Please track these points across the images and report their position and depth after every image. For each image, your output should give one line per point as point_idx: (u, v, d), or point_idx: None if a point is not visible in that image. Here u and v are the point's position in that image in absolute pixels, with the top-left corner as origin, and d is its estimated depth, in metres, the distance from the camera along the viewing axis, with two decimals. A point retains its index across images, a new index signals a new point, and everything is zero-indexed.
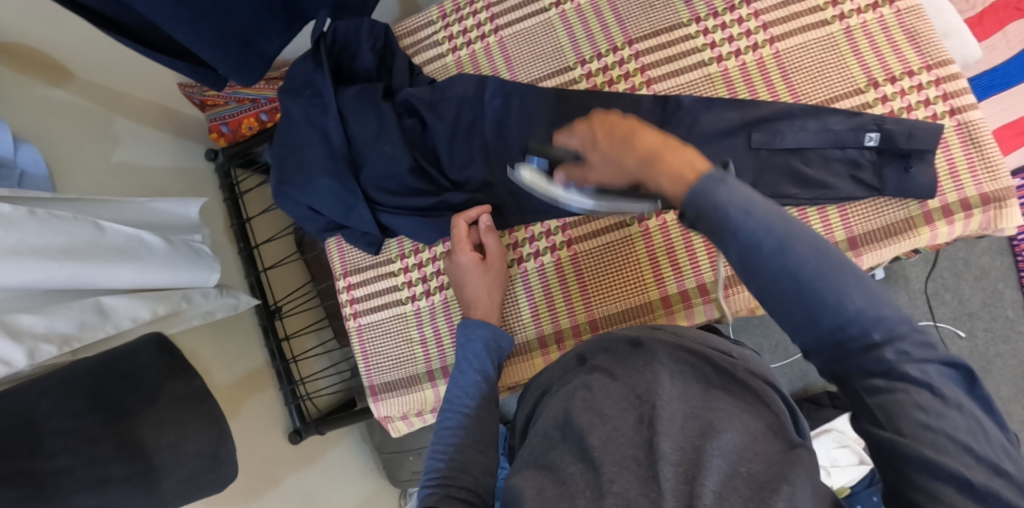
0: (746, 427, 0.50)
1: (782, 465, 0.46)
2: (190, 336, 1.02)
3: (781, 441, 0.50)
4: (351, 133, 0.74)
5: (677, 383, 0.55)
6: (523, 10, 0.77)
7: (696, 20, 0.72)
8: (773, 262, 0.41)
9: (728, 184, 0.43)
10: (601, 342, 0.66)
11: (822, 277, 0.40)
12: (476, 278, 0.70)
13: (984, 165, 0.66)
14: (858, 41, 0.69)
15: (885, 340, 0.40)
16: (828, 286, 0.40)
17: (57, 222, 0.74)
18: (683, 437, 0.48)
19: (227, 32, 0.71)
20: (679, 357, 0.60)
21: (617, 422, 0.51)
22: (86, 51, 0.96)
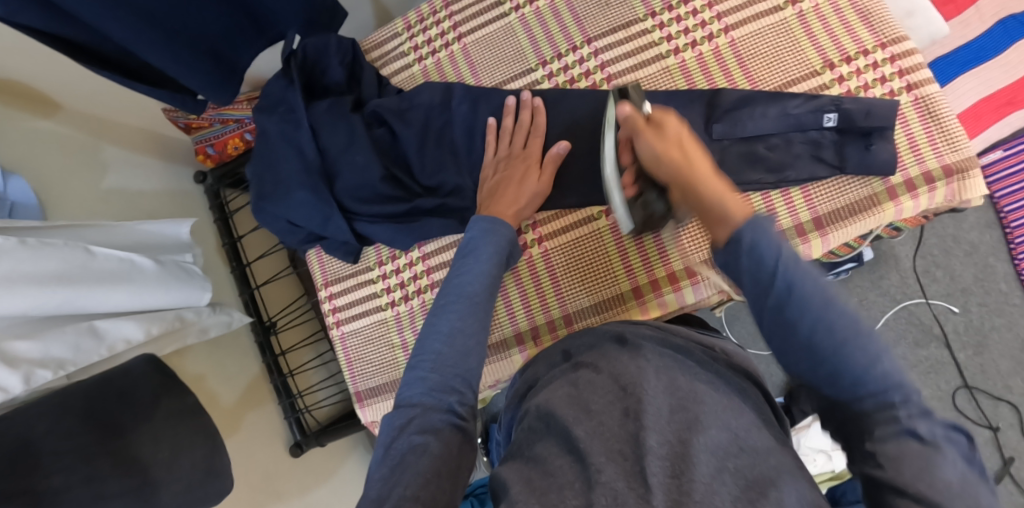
0: (729, 427, 0.50)
1: (761, 458, 0.47)
2: (197, 361, 1.05)
3: (758, 430, 0.51)
4: (323, 146, 0.75)
5: (663, 376, 0.54)
6: (484, 16, 0.79)
7: (651, 15, 0.73)
8: (810, 318, 0.42)
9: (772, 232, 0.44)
10: (591, 338, 0.65)
11: (852, 334, 0.41)
12: (513, 171, 0.68)
13: (944, 137, 0.67)
14: (811, 25, 0.71)
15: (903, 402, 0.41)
16: (856, 351, 0.41)
17: (48, 249, 0.76)
18: (670, 430, 0.48)
19: (201, 55, 0.74)
20: (663, 352, 0.60)
21: (601, 416, 0.51)
22: (72, 82, 0.99)
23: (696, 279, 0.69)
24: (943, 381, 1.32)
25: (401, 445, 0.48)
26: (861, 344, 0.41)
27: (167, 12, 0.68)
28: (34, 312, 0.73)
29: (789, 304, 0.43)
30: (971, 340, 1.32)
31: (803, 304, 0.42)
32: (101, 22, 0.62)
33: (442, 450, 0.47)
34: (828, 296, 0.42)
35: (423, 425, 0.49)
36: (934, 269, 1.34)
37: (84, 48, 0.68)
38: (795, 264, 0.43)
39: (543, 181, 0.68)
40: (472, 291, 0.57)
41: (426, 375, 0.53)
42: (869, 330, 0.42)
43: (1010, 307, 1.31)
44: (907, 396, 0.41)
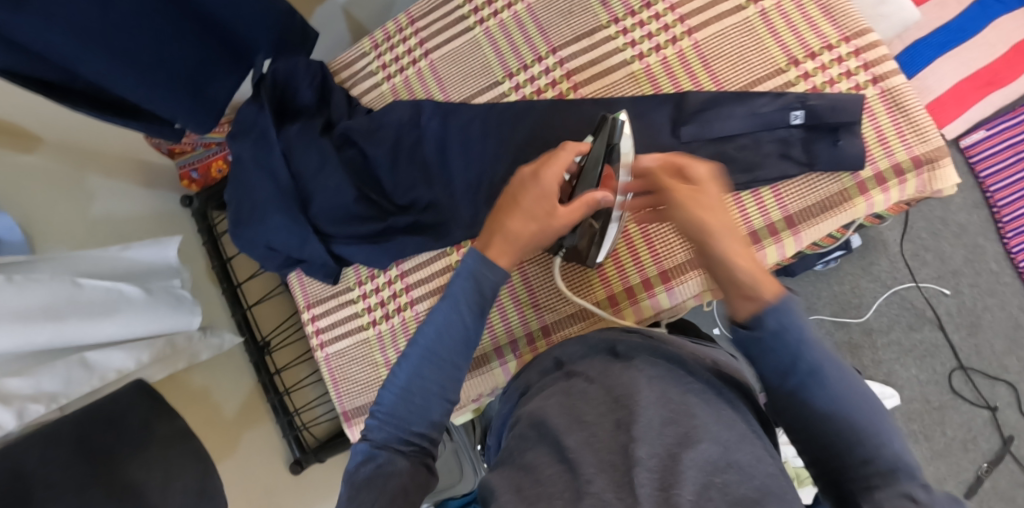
0: (720, 436, 0.49)
1: (735, 443, 0.49)
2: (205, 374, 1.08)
3: (742, 435, 0.51)
4: (295, 170, 0.76)
5: (654, 387, 0.55)
6: (449, 31, 0.79)
7: (614, 21, 0.73)
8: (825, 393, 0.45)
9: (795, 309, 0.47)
10: (583, 348, 0.66)
11: (856, 406, 0.45)
12: (528, 203, 0.60)
13: (912, 128, 0.67)
14: (774, 22, 0.71)
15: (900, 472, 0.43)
16: (865, 422, 0.45)
17: (35, 284, 0.76)
18: (660, 444, 0.48)
19: (178, 87, 0.73)
20: (659, 363, 0.60)
21: (594, 428, 0.52)
22: (52, 113, 0.97)
23: (670, 285, 0.70)
24: (939, 363, 1.31)
25: (368, 464, 0.53)
26: (872, 426, 0.45)
27: (139, 46, 0.68)
28: (24, 347, 0.73)
29: (807, 388, 0.46)
30: (964, 321, 1.32)
31: (822, 387, 0.46)
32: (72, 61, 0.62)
33: (407, 474, 0.52)
34: (840, 384, 0.46)
35: (387, 444, 0.55)
36: (923, 252, 1.34)
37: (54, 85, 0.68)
38: (813, 352, 0.46)
39: (569, 216, 0.60)
40: (453, 315, 0.57)
41: (405, 396, 0.56)
42: (876, 414, 0.46)
43: (1002, 286, 1.31)
44: (910, 472, 0.43)
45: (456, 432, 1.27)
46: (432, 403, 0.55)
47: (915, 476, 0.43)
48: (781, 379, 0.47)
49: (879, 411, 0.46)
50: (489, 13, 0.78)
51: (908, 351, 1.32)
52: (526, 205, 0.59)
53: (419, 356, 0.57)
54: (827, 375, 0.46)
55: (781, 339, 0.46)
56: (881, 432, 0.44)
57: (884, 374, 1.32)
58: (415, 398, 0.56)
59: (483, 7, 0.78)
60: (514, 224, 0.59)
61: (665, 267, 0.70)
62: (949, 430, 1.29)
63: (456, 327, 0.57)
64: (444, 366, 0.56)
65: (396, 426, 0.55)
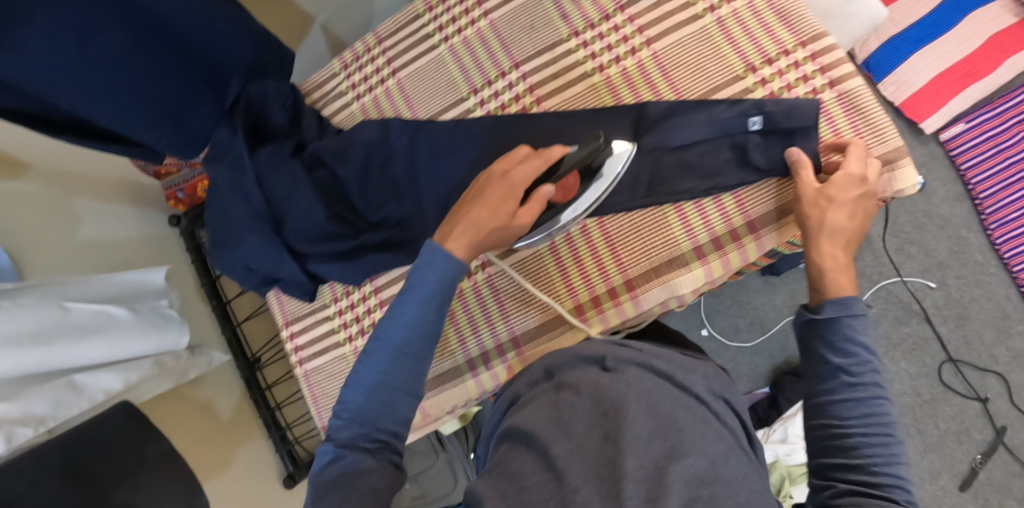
0: (709, 451, 0.51)
1: (721, 460, 0.51)
2: (207, 384, 1.12)
3: (730, 451, 0.53)
4: (268, 192, 0.77)
5: (644, 400, 0.55)
6: (415, 49, 0.81)
7: (575, 34, 0.75)
8: (851, 385, 0.56)
9: (855, 317, 0.59)
10: (570, 357, 0.66)
11: (872, 405, 0.55)
12: (494, 192, 0.62)
13: (870, 129, 0.68)
14: (731, 29, 0.72)
15: (886, 464, 0.52)
16: (877, 420, 0.54)
17: (22, 309, 0.75)
18: (649, 457, 0.50)
19: (160, 115, 0.75)
20: (648, 376, 0.59)
21: (580, 439, 0.53)
22: (42, 140, 0.97)
23: (635, 294, 0.71)
24: (927, 356, 1.31)
25: (334, 465, 0.54)
26: (885, 437, 0.53)
27: (117, 82, 0.69)
28: (13, 372, 0.72)
29: (845, 383, 0.56)
30: (951, 313, 1.31)
31: (856, 387, 0.56)
32: (48, 92, 0.63)
33: (376, 472, 0.53)
34: (874, 396, 0.55)
35: (353, 443, 0.55)
36: (908, 246, 1.33)
37: (39, 117, 0.71)
38: (862, 358, 0.57)
39: (529, 219, 0.64)
40: (421, 316, 0.58)
41: (376, 407, 0.56)
42: (895, 434, 0.54)
43: (988, 277, 1.31)
44: (896, 470, 0.52)
45: (449, 444, 1.25)
46: (399, 401, 0.57)
47: (897, 472, 0.52)
48: (825, 369, 0.58)
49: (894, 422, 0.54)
50: (453, 31, 0.80)
51: (896, 344, 1.32)
52: (493, 199, 0.62)
53: (382, 354, 0.58)
54: (865, 380, 0.56)
55: (838, 333, 0.59)
56: (888, 444, 0.53)
57: None
58: (382, 395, 0.56)
59: (448, 25, 0.80)
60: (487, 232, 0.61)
61: (629, 276, 0.71)
62: (941, 422, 1.29)
63: (424, 334, 0.58)
64: (409, 366, 0.57)
65: (364, 425, 0.56)
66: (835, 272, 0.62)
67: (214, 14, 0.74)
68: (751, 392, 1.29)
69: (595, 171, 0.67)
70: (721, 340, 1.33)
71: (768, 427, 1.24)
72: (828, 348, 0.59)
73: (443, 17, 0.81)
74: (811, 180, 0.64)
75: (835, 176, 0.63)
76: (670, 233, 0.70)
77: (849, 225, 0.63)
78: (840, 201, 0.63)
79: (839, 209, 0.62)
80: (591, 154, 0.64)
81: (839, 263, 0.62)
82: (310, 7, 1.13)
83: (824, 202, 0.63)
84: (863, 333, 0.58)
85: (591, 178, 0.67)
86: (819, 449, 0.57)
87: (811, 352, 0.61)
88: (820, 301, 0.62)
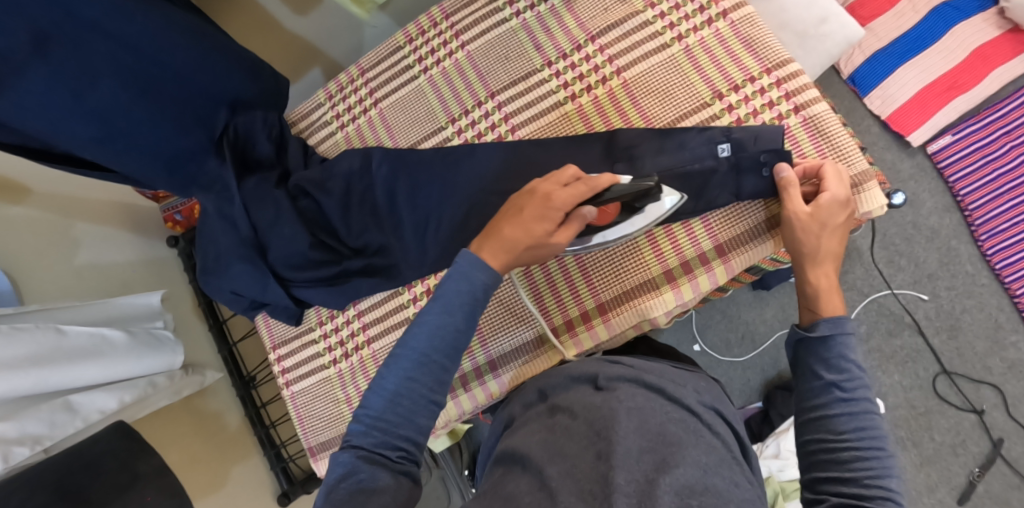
0: (698, 461, 0.52)
1: (712, 473, 0.52)
2: (216, 398, 1.19)
3: (728, 472, 0.53)
4: (255, 220, 0.80)
5: (634, 417, 0.56)
6: (395, 82, 0.89)
7: (548, 64, 0.81)
8: (844, 400, 0.58)
9: (845, 336, 0.61)
10: (566, 379, 0.66)
11: (865, 420, 0.57)
12: (532, 211, 0.62)
13: (836, 152, 0.70)
14: (698, 57, 0.75)
15: (880, 476, 0.54)
16: (869, 434, 0.57)
17: (20, 333, 0.78)
18: (639, 470, 0.51)
19: (160, 161, 0.78)
20: (640, 391, 0.60)
21: (576, 458, 0.54)
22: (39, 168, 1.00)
23: (607, 317, 0.75)
24: (921, 368, 1.26)
25: (349, 479, 0.53)
26: (876, 450, 0.55)
27: (113, 116, 0.72)
28: (12, 393, 0.74)
29: (837, 399, 0.59)
30: (943, 325, 1.26)
31: (849, 402, 0.58)
32: (51, 132, 0.69)
33: (391, 492, 0.52)
34: (865, 410, 0.58)
35: (374, 451, 0.55)
36: (897, 258, 1.29)
37: (32, 149, 0.74)
38: (854, 374, 0.59)
39: (564, 241, 0.64)
40: (443, 323, 0.57)
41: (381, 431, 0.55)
42: (887, 448, 0.56)
43: (979, 288, 1.26)
44: (889, 482, 0.54)
45: (444, 461, 1.26)
46: (417, 409, 0.56)
47: (891, 484, 0.54)
48: (818, 385, 0.61)
49: (886, 435, 0.57)
50: (432, 62, 0.87)
51: (889, 357, 1.27)
52: (530, 220, 0.62)
53: (405, 361, 0.57)
54: (856, 395, 0.58)
55: (831, 351, 0.61)
56: (880, 457, 0.55)
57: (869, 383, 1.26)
58: (403, 401, 0.56)
59: (427, 56, 0.87)
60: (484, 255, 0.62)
61: (601, 300, 0.75)
62: (937, 435, 1.23)
63: (445, 340, 0.57)
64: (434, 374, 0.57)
65: (385, 432, 0.55)
66: (829, 292, 0.64)
67: (205, 52, 0.79)
68: (744, 406, 1.28)
69: (635, 208, 0.69)
70: (712, 355, 1.33)
71: (762, 442, 1.23)
72: (820, 366, 0.61)
73: (423, 49, 0.88)
74: (801, 206, 0.66)
75: (821, 198, 0.65)
76: (640, 257, 0.74)
77: (837, 250, 0.66)
78: (831, 225, 0.65)
79: (830, 236, 0.65)
80: (638, 195, 0.66)
81: (832, 284, 0.64)
82: (300, 31, 1.13)
83: (816, 228, 0.65)
84: (854, 351, 0.60)
85: (631, 213, 0.69)
86: (813, 463, 0.59)
87: (804, 368, 0.63)
88: (809, 320, 0.64)
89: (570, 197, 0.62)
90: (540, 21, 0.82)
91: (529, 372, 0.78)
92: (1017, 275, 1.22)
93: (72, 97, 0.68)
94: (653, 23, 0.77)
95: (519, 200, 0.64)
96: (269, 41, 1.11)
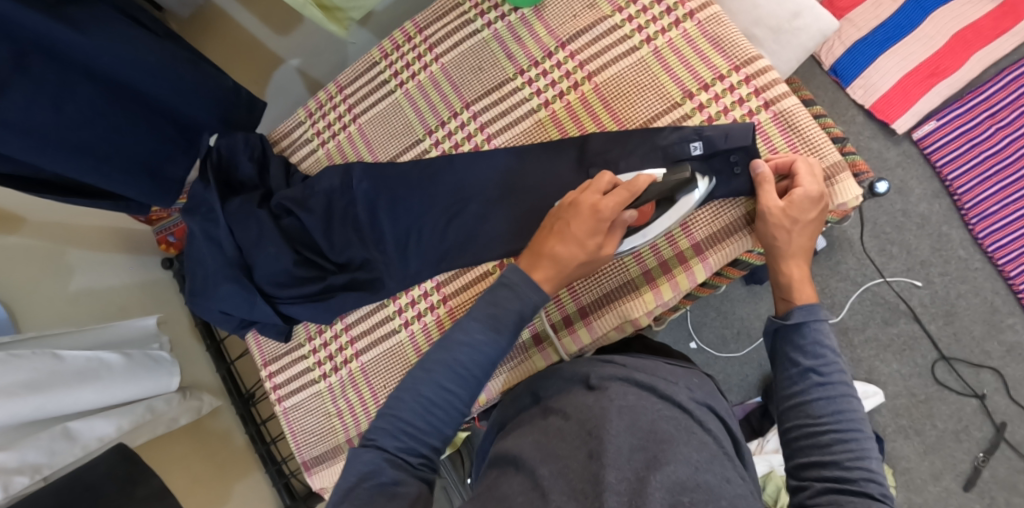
0: (690, 459, 0.52)
1: (706, 470, 0.52)
2: (219, 421, 1.20)
3: (720, 466, 0.53)
4: (240, 242, 0.83)
5: (626, 416, 0.56)
6: (373, 98, 0.92)
7: (520, 72, 0.83)
8: (821, 385, 0.59)
9: (819, 323, 0.63)
10: (559, 381, 0.66)
11: (843, 403, 0.58)
12: (580, 227, 0.64)
13: (805, 145, 0.72)
14: (667, 58, 0.77)
15: (861, 459, 0.55)
16: (848, 417, 0.57)
17: (17, 361, 0.79)
18: (630, 468, 0.51)
19: (136, 165, 0.80)
20: (631, 390, 0.60)
21: (567, 458, 0.54)
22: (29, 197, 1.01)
23: (589, 320, 0.77)
24: (919, 355, 1.24)
25: (373, 481, 0.56)
26: (855, 431, 0.56)
27: (93, 137, 0.74)
28: (11, 421, 0.75)
29: (814, 383, 0.60)
30: (939, 311, 1.25)
31: (825, 386, 0.59)
32: (33, 158, 0.69)
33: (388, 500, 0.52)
34: (842, 394, 0.59)
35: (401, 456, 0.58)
36: (889, 247, 1.28)
37: (20, 176, 0.76)
38: (829, 359, 0.60)
39: (614, 250, 0.66)
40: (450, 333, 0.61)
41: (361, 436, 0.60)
42: (865, 430, 0.57)
43: (973, 272, 1.25)
44: (869, 464, 0.55)
45: (444, 469, 1.24)
46: (451, 419, 0.60)
47: (871, 466, 0.55)
48: (795, 372, 0.62)
49: (863, 419, 0.58)
50: (408, 76, 0.90)
51: (886, 346, 1.25)
52: (581, 234, 0.64)
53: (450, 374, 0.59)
54: (833, 379, 0.59)
55: (806, 338, 0.62)
56: (859, 439, 0.56)
57: (865, 372, 1.25)
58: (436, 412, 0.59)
59: (402, 71, 0.90)
60: (510, 271, 0.64)
61: (583, 303, 0.78)
62: (939, 422, 1.21)
63: (488, 356, 0.60)
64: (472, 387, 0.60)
65: (415, 438, 0.59)
66: (800, 283, 0.66)
67: (186, 79, 0.81)
68: (743, 402, 1.27)
69: (671, 201, 0.70)
70: (710, 352, 1.31)
71: (762, 437, 1.22)
72: (797, 353, 0.63)
73: (398, 64, 0.91)
74: (774, 200, 0.67)
75: (794, 193, 0.66)
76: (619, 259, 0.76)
77: (809, 245, 0.67)
78: (803, 221, 0.66)
79: (802, 231, 0.67)
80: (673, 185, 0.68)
81: (803, 276, 0.66)
82: (281, 51, 1.14)
83: (788, 223, 0.67)
84: (827, 336, 0.62)
85: (669, 206, 0.70)
86: (795, 450, 0.59)
87: (781, 357, 0.64)
88: (784, 309, 0.66)
89: (612, 205, 0.63)
90: (511, 31, 0.85)
91: (516, 377, 0.79)
92: (1010, 257, 1.22)
93: (52, 109, 0.69)
94: (622, 27, 0.79)
95: (563, 217, 0.65)
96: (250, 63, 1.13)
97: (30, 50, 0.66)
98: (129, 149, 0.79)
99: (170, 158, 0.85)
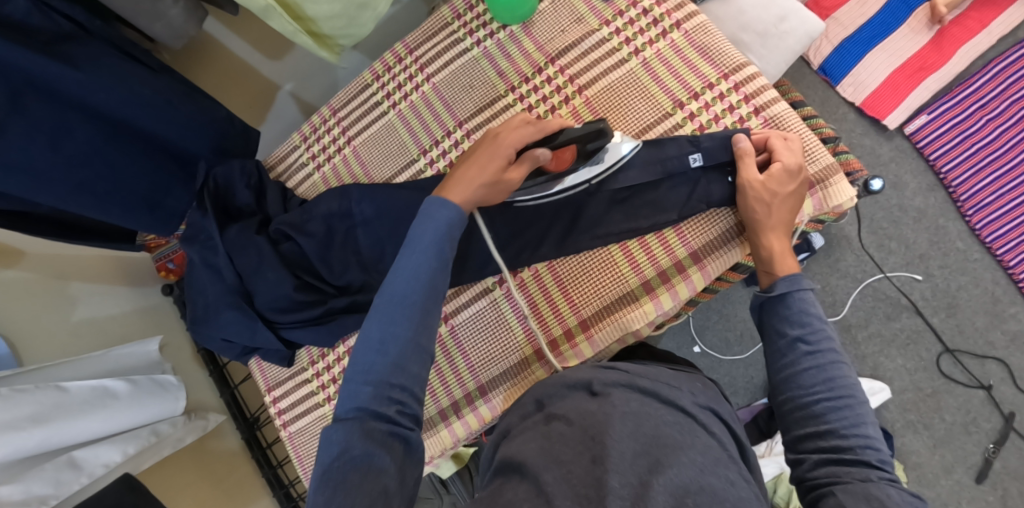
0: (695, 462, 0.52)
1: (710, 473, 0.52)
2: (224, 448, 1.20)
3: (732, 473, 0.53)
4: (240, 269, 0.84)
5: (629, 421, 0.56)
6: (366, 120, 0.92)
7: (511, 89, 0.84)
8: (811, 354, 0.60)
9: (803, 292, 0.64)
10: (561, 387, 0.65)
11: (835, 370, 0.59)
12: (484, 154, 0.68)
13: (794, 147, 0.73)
14: (656, 68, 0.78)
15: (858, 428, 0.56)
16: (841, 386, 0.58)
17: (20, 394, 0.78)
18: (632, 473, 0.51)
19: (136, 200, 0.81)
20: (634, 396, 0.60)
21: (571, 464, 0.53)
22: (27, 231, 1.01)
23: (590, 334, 0.77)
24: (923, 349, 1.24)
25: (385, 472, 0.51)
26: (848, 398, 0.57)
27: (92, 173, 0.75)
28: (17, 454, 0.74)
29: (804, 353, 0.61)
30: (941, 304, 1.24)
31: (814, 355, 0.60)
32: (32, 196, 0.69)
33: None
34: (831, 361, 0.60)
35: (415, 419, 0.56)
36: (888, 242, 1.28)
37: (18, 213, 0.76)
38: (816, 327, 0.61)
39: (516, 179, 0.68)
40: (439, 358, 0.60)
41: None
42: (859, 396, 0.58)
43: (973, 263, 1.25)
44: (866, 432, 0.56)
45: (452, 485, 1.23)
46: (408, 353, 0.56)
47: (868, 434, 0.56)
48: (784, 343, 0.63)
49: (858, 386, 0.59)
50: (400, 97, 0.91)
51: (890, 341, 1.25)
52: (482, 157, 0.67)
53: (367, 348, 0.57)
54: (821, 347, 0.60)
55: (792, 307, 0.63)
56: (853, 406, 0.57)
57: (870, 369, 1.24)
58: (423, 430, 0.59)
59: (394, 92, 0.91)
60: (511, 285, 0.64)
61: (582, 316, 0.78)
62: (948, 415, 1.21)
63: None
64: (412, 315, 0.58)
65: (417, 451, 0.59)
66: (782, 255, 0.67)
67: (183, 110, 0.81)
68: (749, 405, 1.27)
69: (588, 155, 0.72)
70: (713, 356, 1.31)
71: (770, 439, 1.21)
72: (783, 323, 0.63)
73: (390, 85, 0.92)
74: (754, 174, 0.68)
75: (773, 167, 0.68)
76: (617, 270, 0.77)
77: (789, 219, 0.68)
78: (781, 195, 0.68)
79: (781, 205, 0.68)
80: (589, 135, 0.69)
81: (784, 248, 0.67)
82: (274, 76, 1.15)
83: (767, 197, 0.68)
84: (813, 305, 0.63)
85: (585, 159, 0.72)
86: (791, 422, 0.60)
87: (769, 330, 0.65)
88: (765, 282, 0.67)
89: (514, 138, 0.68)
90: (500, 48, 0.86)
91: (519, 393, 0.79)
92: (1008, 247, 1.22)
93: (50, 146, 0.69)
94: (610, 40, 0.81)
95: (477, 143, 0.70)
96: (243, 91, 1.13)
97: (28, 89, 0.66)
98: (127, 182, 0.79)
99: (170, 191, 0.86)
